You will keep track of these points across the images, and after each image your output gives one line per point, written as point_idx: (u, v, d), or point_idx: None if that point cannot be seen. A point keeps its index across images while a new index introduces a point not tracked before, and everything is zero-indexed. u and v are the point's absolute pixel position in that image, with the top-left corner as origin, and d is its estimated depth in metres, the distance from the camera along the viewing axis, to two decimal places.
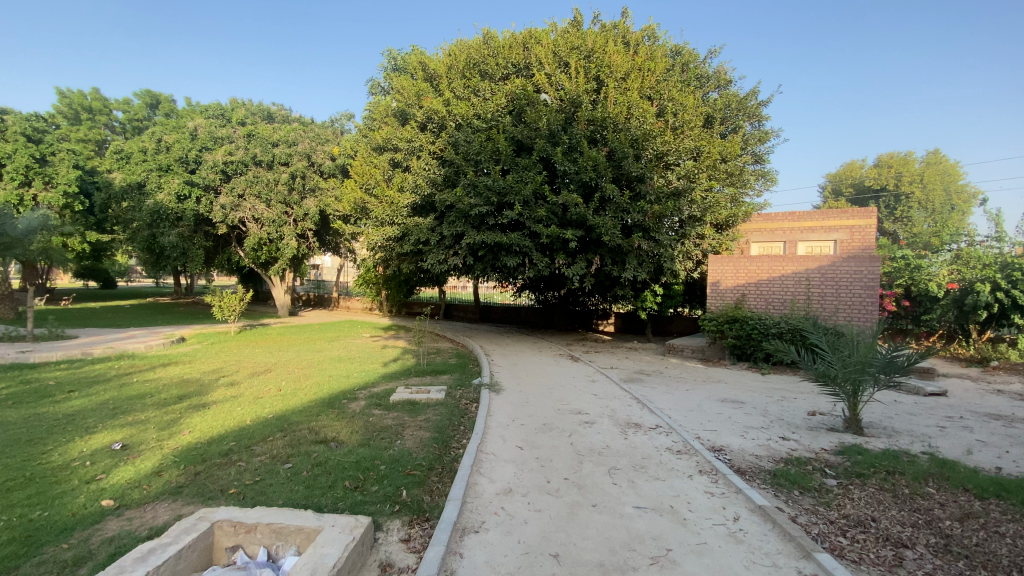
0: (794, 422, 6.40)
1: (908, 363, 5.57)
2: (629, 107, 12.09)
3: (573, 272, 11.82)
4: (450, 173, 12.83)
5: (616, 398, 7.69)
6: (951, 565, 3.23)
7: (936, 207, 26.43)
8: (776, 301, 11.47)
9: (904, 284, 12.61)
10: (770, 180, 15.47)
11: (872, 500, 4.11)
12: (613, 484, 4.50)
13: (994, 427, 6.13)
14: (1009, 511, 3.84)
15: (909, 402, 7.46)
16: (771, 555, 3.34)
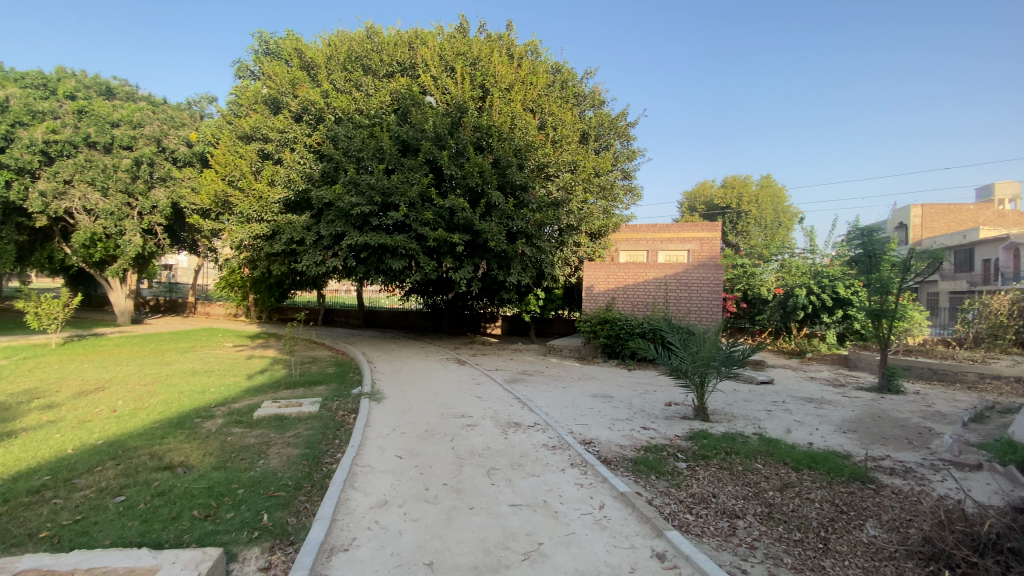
0: (654, 413, 7.05)
1: (742, 357, 6.47)
2: (513, 117, 12.47)
3: (459, 275, 11.82)
4: (329, 169, 12.15)
5: (498, 399, 7.81)
6: (772, 529, 3.78)
7: (767, 224, 31.09)
8: (640, 304, 12.63)
9: (742, 288, 14.59)
10: (636, 195, 17.02)
11: (713, 478, 4.66)
12: (490, 485, 4.55)
13: (807, 409, 7.34)
14: (816, 479, 4.60)
15: (745, 390, 8.65)
16: (630, 538, 3.62)
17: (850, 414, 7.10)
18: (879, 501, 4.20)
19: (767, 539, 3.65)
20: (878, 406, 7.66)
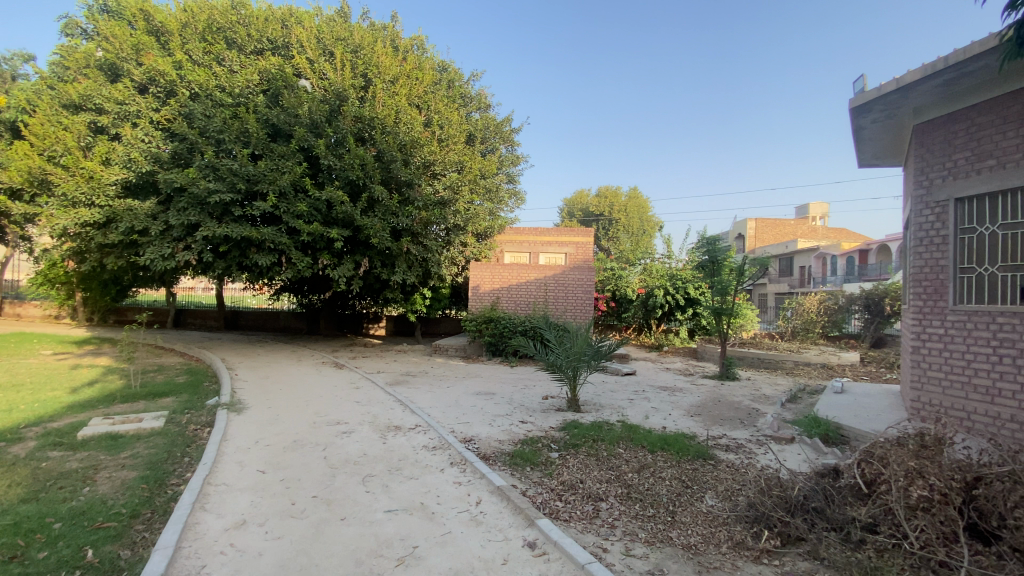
0: (532, 407, 7.35)
1: (608, 351, 7.02)
2: (397, 111, 12.05)
3: (338, 273, 11.19)
4: (181, 150, 10.78)
5: (377, 403, 7.54)
6: (630, 508, 4.15)
7: (635, 232, 34.12)
8: (523, 303, 13.33)
9: (611, 289, 15.98)
10: (519, 199, 17.58)
11: (582, 465, 5.01)
12: (365, 492, 4.37)
13: (663, 396, 8.20)
14: (667, 459, 5.17)
15: (612, 381, 9.44)
16: (503, 530, 3.73)
17: (697, 399, 8.10)
18: (716, 474, 4.84)
19: (626, 518, 4.01)
20: (718, 391, 8.83)
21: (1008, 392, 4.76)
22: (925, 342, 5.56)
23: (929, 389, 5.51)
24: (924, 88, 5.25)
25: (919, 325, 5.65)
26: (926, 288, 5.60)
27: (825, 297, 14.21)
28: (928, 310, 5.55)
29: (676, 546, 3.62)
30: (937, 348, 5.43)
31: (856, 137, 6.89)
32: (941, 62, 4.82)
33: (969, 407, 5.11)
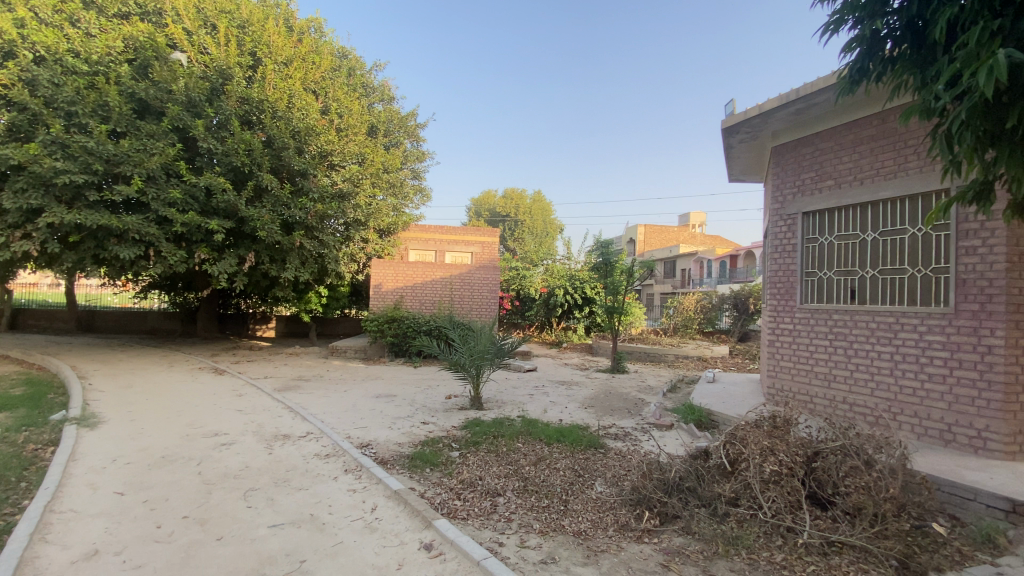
0: (434, 407, 7.28)
1: (511, 348, 7.16)
2: (290, 96, 11.25)
3: (218, 269, 10.18)
4: (18, 120, 9.13)
5: (264, 410, 6.98)
6: (526, 501, 4.28)
7: (540, 233, 35.16)
8: (427, 302, 12.99)
9: (515, 288, 16.55)
10: (424, 196, 17.34)
11: (481, 461, 5.06)
12: (246, 508, 4.02)
13: (560, 391, 8.57)
14: (562, 450, 5.41)
15: (513, 378, 9.67)
16: (399, 535, 3.64)
17: (591, 392, 8.58)
18: (606, 462, 5.16)
19: (522, 510, 4.12)
20: (610, 384, 9.44)
21: (839, 377, 5.64)
22: (779, 336, 6.41)
23: (782, 376, 6.36)
24: (781, 115, 6.04)
25: (775, 322, 6.49)
26: (781, 289, 6.45)
27: (701, 296, 15.78)
28: (782, 309, 6.40)
29: (568, 533, 3.80)
30: (788, 341, 6.28)
31: (726, 154, 7.74)
32: (794, 93, 5.57)
33: (812, 391, 5.97)
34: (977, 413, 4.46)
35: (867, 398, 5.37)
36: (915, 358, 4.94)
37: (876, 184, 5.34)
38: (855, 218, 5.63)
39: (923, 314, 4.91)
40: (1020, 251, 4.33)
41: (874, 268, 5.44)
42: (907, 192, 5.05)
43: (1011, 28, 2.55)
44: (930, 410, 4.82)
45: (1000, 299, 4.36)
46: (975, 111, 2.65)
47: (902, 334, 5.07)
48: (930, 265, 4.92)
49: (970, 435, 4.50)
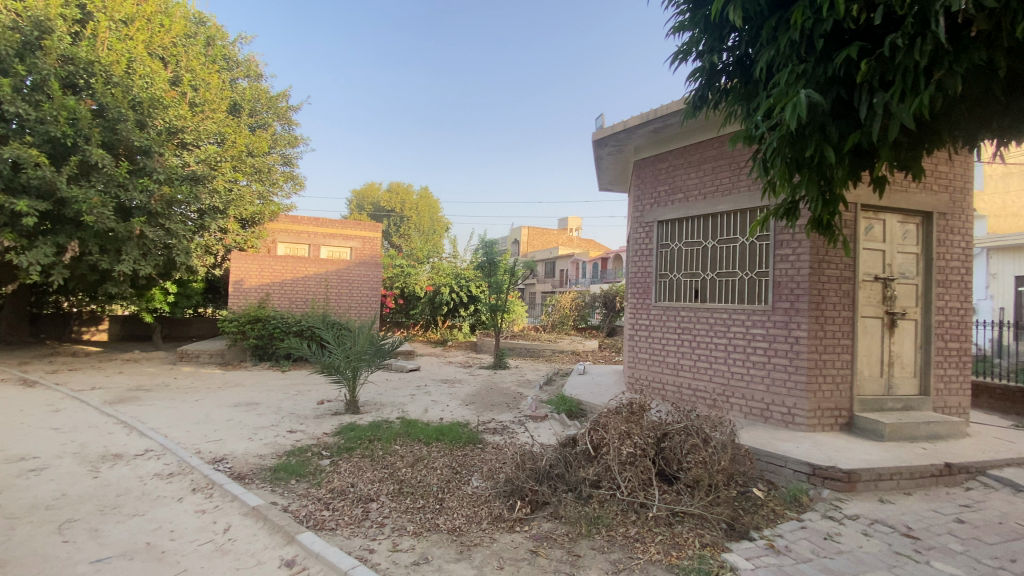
0: (304, 414, 6.78)
1: (391, 348, 6.89)
2: (130, 60, 9.67)
3: (27, 259, 8.43)
4: None
5: (89, 428, 5.90)
6: (401, 503, 4.19)
7: (426, 231, 34.54)
8: (299, 300, 12.12)
9: (399, 286, 16.01)
10: (297, 184, 16.06)
11: (354, 468, 4.83)
12: (61, 543, 3.37)
13: (442, 389, 8.52)
14: (441, 449, 5.38)
15: (394, 379, 9.37)
16: (256, 554, 3.34)
17: (473, 389, 8.66)
18: (483, 457, 5.26)
19: (396, 513, 4.03)
20: (492, 380, 9.62)
21: (686, 366, 6.40)
22: (639, 331, 7.09)
23: (640, 367, 7.03)
24: (642, 132, 6.69)
25: (636, 318, 7.15)
26: (641, 288, 7.15)
27: (576, 295, 16.81)
28: (641, 306, 7.08)
29: (442, 532, 3.79)
30: (646, 335, 6.97)
31: (597, 165, 8.36)
32: (652, 114, 6.22)
33: (664, 379, 6.69)
34: (786, 393, 5.36)
35: (706, 383, 6.16)
36: (743, 348, 5.80)
37: (716, 199, 6.13)
38: (700, 228, 6.42)
39: (749, 310, 5.77)
40: (817, 258, 5.28)
41: (713, 271, 6.27)
42: (739, 207, 5.88)
43: (811, 72, 3.06)
44: (753, 392, 5.67)
45: (803, 298, 5.28)
46: (785, 140, 3.18)
47: (734, 328, 5.91)
48: (753, 269, 5.81)
49: (781, 412, 5.39)
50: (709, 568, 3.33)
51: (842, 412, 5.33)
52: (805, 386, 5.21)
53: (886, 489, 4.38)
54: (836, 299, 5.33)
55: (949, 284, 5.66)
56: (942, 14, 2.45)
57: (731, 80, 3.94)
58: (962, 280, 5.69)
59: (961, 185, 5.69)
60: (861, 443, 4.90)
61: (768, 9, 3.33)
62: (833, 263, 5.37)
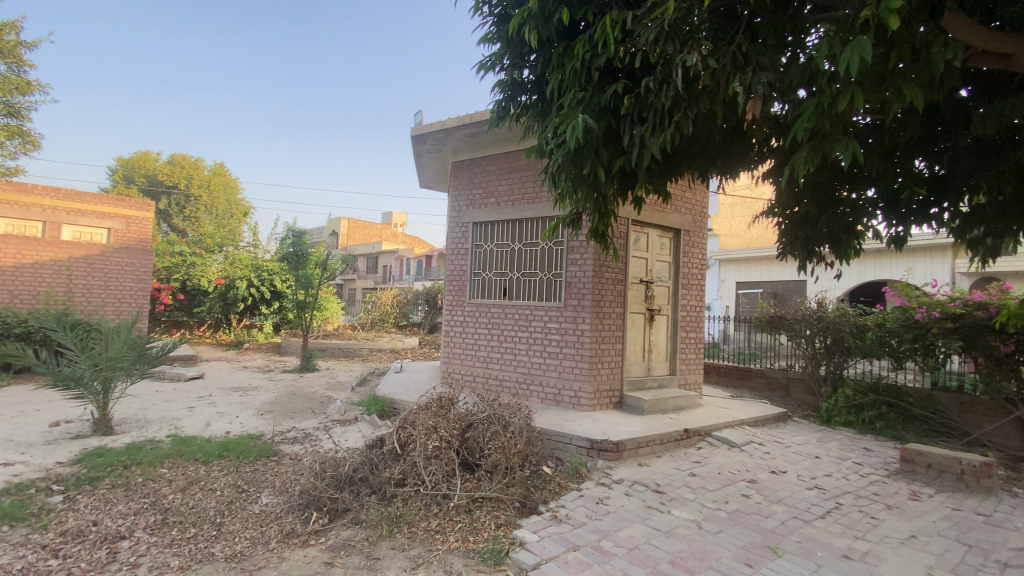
0: (26, 441, 5.23)
1: (161, 353, 5.76)
2: None
3: None
4: None
5: None
6: (165, 536, 3.55)
7: (219, 214, 29.85)
8: (28, 293, 10.24)
9: (180, 279, 13.62)
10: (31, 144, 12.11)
11: (100, 502, 3.91)
12: None
13: (231, 399, 7.45)
14: (224, 467, 4.72)
15: (168, 390, 7.87)
16: None
17: (271, 396, 7.79)
18: (277, 470, 4.77)
19: (156, 550, 3.39)
20: (295, 384, 8.78)
21: (494, 359, 6.79)
22: (453, 327, 7.26)
23: (453, 362, 7.20)
24: (458, 134, 6.88)
25: (450, 314, 7.30)
26: (455, 286, 7.31)
27: (397, 292, 16.48)
28: (455, 303, 7.26)
29: (217, 561, 3.32)
30: (459, 331, 7.18)
31: (416, 161, 8.30)
32: (469, 118, 6.46)
33: (474, 372, 6.97)
34: (574, 378, 6.08)
35: (511, 374, 6.63)
36: (541, 341, 6.40)
37: (523, 206, 6.64)
38: (508, 230, 6.87)
39: (547, 307, 6.40)
40: (599, 262, 6.13)
41: (519, 271, 6.77)
42: (540, 214, 6.49)
43: (589, 100, 3.54)
44: (549, 379, 6.30)
45: (588, 296, 6.08)
46: (569, 156, 3.62)
47: (535, 323, 6.48)
48: (550, 270, 6.46)
49: (570, 395, 6.10)
50: (501, 546, 3.56)
51: (615, 392, 6.28)
52: (588, 371, 6.00)
53: (644, 454, 5.29)
54: (612, 297, 6.25)
55: (692, 286, 7.14)
56: (679, 67, 3.06)
57: (532, 96, 4.31)
58: (699, 283, 7.23)
59: (701, 208, 7.22)
60: (628, 418, 5.84)
61: (558, 37, 3.75)
62: (612, 268, 6.28)
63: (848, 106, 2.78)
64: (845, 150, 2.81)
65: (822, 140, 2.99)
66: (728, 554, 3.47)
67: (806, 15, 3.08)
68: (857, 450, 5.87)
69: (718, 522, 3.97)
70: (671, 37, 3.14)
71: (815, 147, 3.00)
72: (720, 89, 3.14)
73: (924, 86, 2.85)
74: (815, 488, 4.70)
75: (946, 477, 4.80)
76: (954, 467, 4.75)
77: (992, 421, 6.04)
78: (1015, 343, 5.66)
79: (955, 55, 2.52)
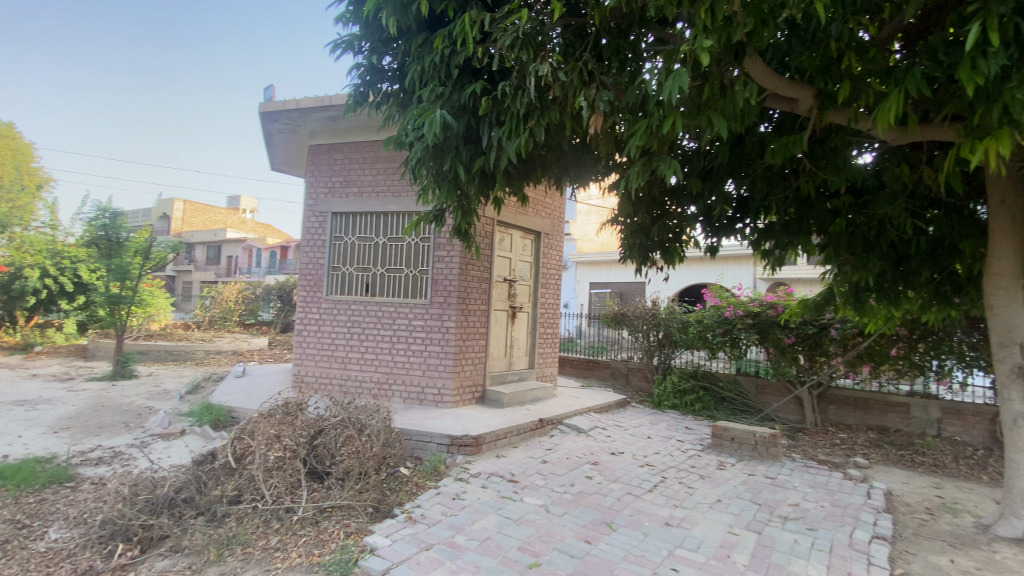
0: None
1: None
2: None
3: None
4: None
5: None
6: None
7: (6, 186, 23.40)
8: None
9: None
10: None
11: None
12: None
13: (11, 416, 5.99)
14: None
15: None
16: None
17: (70, 410, 6.43)
18: (73, 498, 3.96)
19: None
20: (106, 394, 7.37)
21: (353, 359, 6.41)
22: (306, 326, 6.67)
23: (306, 364, 6.62)
24: (316, 117, 6.44)
25: (302, 312, 6.69)
26: (309, 281, 6.71)
27: (243, 287, 14.75)
28: (309, 299, 6.67)
29: None
30: (313, 330, 6.62)
31: (266, 141, 7.52)
32: (328, 100, 6.12)
33: (330, 374, 6.50)
34: (437, 375, 6.04)
35: (372, 374, 6.33)
36: (405, 339, 6.23)
37: (387, 199, 6.41)
38: (370, 224, 6.55)
39: (411, 304, 6.25)
40: (464, 260, 6.18)
41: (382, 266, 6.50)
42: (404, 209, 6.33)
43: (448, 96, 3.54)
44: (412, 378, 6.16)
45: (454, 293, 6.09)
46: (428, 151, 3.59)
47: (398, 320, 6.28)
48: (416, 267, 6.33)
49: (433, 393, 6.05)
50: (349, 556, 3.35)
51: (478, 387, 6.39)
52: (452, 368, 6.01)
53: (501, 446, 5.47)
54: (477, 294, 6.34)
55: (550, 285, 7.58)
56: (532, 75, 3.20)
57: (393, 85, 4.16)
58: (557, 283, 7.71)
59: (560, 213, 7.72)
60: (488, 412, 5.99)
61: (419, 28, 3.68)
62: (478, 266, 6.37)
63: (672, 128, 3.16)
64: (668, 169, 3.19)
65: (652, 158, 3.37)
66: (571, 534, 3.74)
67: (642, 44, 3.43)
68: (681, 429, 6.78)
69: (564, 504, 4.26)
70: (526, 45, 3.27)
71: (647, 163, 3.38)
72: (569, 102, 3.35)
73: (729, 119, 3.36)
74: (647, 465, 5.31)
75: (745, 448, 5.77)
76: (751, 439, 5.74)
77: (778, 400, 7.37)
78: (795, 335, 6.99)
79: (749, 95, 3.01)
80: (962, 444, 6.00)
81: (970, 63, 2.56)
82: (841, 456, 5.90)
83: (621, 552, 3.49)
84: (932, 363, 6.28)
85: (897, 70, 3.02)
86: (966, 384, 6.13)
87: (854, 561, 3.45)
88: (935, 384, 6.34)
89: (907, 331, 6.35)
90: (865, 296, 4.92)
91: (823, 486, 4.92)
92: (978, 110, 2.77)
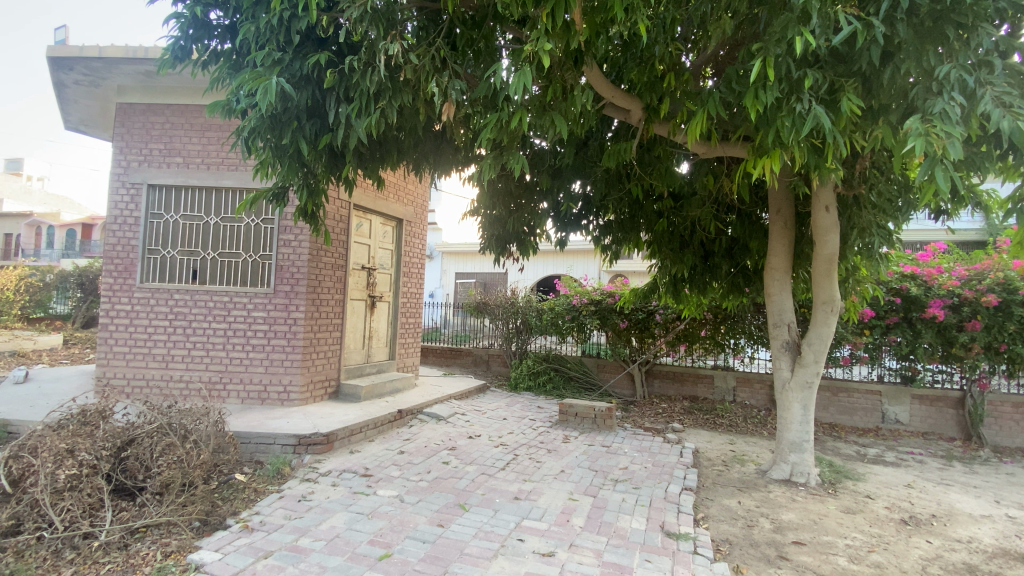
0: None
1: None
2: None
3: None
4: None
5: None
6: None
7: None
8: None
9: None
10: None
11: None
12: None
13: None
14: None
15: None
16: None
17: None
18: None
19: None
20: None
21: (178, 356, 5.59)
22: (114, 318, 5.60)
23: (114, 364, 5.58)
24: (127, 70, 5.44)
25: (107, 303, 5.59)
26: (116, 266, 5.63)
27: (26, 272, 11.84)
28: (117, 288, 5.60)
29: None
30: (124, 324, 5.60)
31: (55, 93, 6.13)
32: (142, 52, 5.22)
33: (147, 375, 5.58)
34: (284, 371, 5.58)
35: (202, 373, 5.59)
36: (243, 332, 5.62)
37: (221, 172, 5.70)
38: (201, 200, 5.76)
39: (251, 293, 5.64)
40: (315, 246, 5.77)
41: (214, 251, 5.76)
42: (241, 185, 5.69)
43: (288, 63, 3.27)
44: (252, 375, 5.60)
45: (303, 282, 5.66)
46: (264, 121, 3.30)
47: (234, 311, 5.63)
48: (257, 252, 5.73)
49: (277, 391, 5.57)
50: None
51: (331, 382, 6.05)
52: (300, 363, 5.59)
53: (355, 441, 5.27)
54: (330, 283, 5.98)
55: (411, 275, 7.45)
56: (381, 53, 3.09)
57: (223, 43, 3.73)
58: (419, 274, 7.62)
59: (423, 202, 7.64)
60: (343, 407, 5.71)
61: None
62: (331, 252, 6.00)
63: (521, 124, 3.29)
64: (517, 163, 3.33)
65: (502, 152, 3.48)
66: (424, 520, 3.76)
67: (494, 39, 3.54)
68: (533, 408, 7.24)
69: (419, 492, 4.26)
70: (376, 21, 3.16)
71: (498, 156, 3.49)
72: (421, 87, 3.31)
73: (572, 118, 3.63)
74: (500, 445, 5.57)
75: (586, 422, 6.38)
76: (591, 413, 6.36)
77: (614, 376, 8.22)
78: (629, 320, 7.93)
79: (586, 100, 3.31)
80: (749, 406, 7.35)
81: (753, 93, 3.12)
82: (662, 423, 6.84)
83: (472, 531, 3.61)
84: (730, 341, 7.55)
85: (703, 92, 3.56)
86: (753, 357, 7.49)
87: (667, 511, 4.04)
88: (732, 358, 7.61)
89: (713, 316, 7.59)
90: (681, 285, 5.76)
91: (647, 450, 5.66)
92: (759, 132, 3.38)
